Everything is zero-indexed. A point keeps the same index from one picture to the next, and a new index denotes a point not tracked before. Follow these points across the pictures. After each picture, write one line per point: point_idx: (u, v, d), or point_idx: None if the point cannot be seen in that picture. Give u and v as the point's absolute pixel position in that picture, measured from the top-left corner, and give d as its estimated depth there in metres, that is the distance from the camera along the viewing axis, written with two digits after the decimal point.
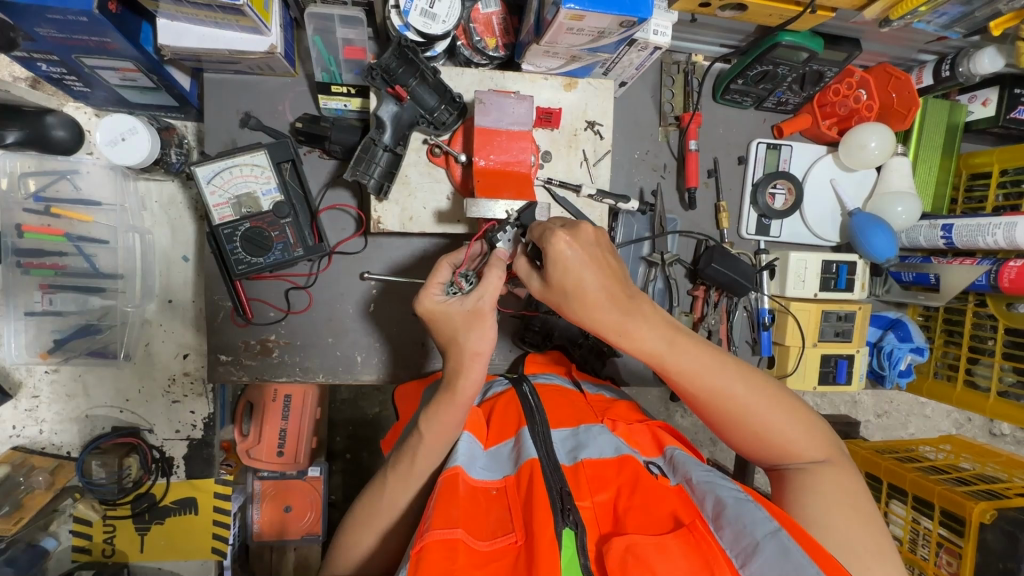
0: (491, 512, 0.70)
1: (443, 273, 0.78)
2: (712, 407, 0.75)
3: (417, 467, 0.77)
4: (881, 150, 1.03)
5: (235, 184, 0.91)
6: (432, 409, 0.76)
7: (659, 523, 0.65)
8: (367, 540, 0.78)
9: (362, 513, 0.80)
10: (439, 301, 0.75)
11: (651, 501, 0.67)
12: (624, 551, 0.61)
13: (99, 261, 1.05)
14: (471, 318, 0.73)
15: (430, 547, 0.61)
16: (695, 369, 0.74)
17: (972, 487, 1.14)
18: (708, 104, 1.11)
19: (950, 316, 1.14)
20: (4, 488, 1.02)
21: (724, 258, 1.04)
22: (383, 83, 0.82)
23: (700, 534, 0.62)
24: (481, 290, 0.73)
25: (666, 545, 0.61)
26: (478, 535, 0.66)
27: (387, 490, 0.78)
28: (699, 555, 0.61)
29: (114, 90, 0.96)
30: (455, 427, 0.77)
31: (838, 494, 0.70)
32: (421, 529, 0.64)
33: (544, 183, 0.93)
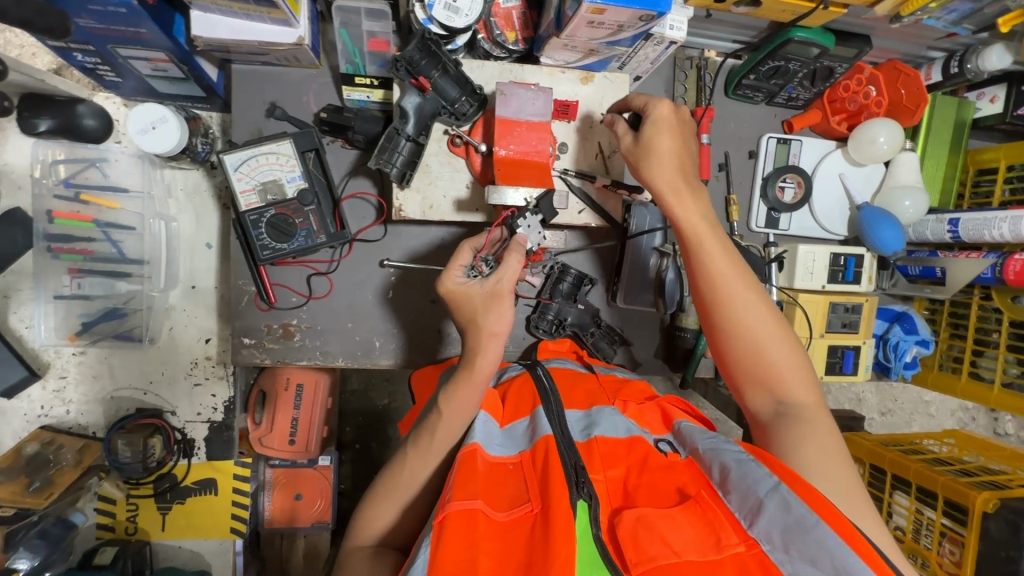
0: (507, 484, 0.72)
1: (465, 256, 0.81)
2: (741, 346, 0.77)
3: (436, 443, 0.79)
4: (890, 146, 1.06)
5: (262, 171, 0.94)
6: (451, 387, 0.78)
7: (667, 497, 0.69)
8: (386, 515, 0.79)
9: (383, 487, 0.80)
10: (460, 283, 0.79)
11: (659, 478, 0.71)
12: (635, 521, 0.64)
13: (126, 247, 1.08)
14: (490, 300, 0.76)
15: (452, 518, 0.65)
16: (738, 303, 0.77)
17: (975, 478, 1.16)
18: (720, 99, 1.13)
19: (955, 309, 1.16)
20: (35, 464, 1.06)
21: (734, 250, 1.07)
22: (406, 74, 0.85)
23: (706, 505, 0.66)
24: (500, 274, 0.76)
25: (675, 515, 0.65)
26: (496, 506, 0.69)
27: (406, 466, 0.79)
28: (705, 523, 0.64)
29: (144, 81, 0.99)
30: (473, 406, 0.79)
31: (834, 456, 0.72)
32: (442, 501, 0.67)
33: (561, 173, 0.96)
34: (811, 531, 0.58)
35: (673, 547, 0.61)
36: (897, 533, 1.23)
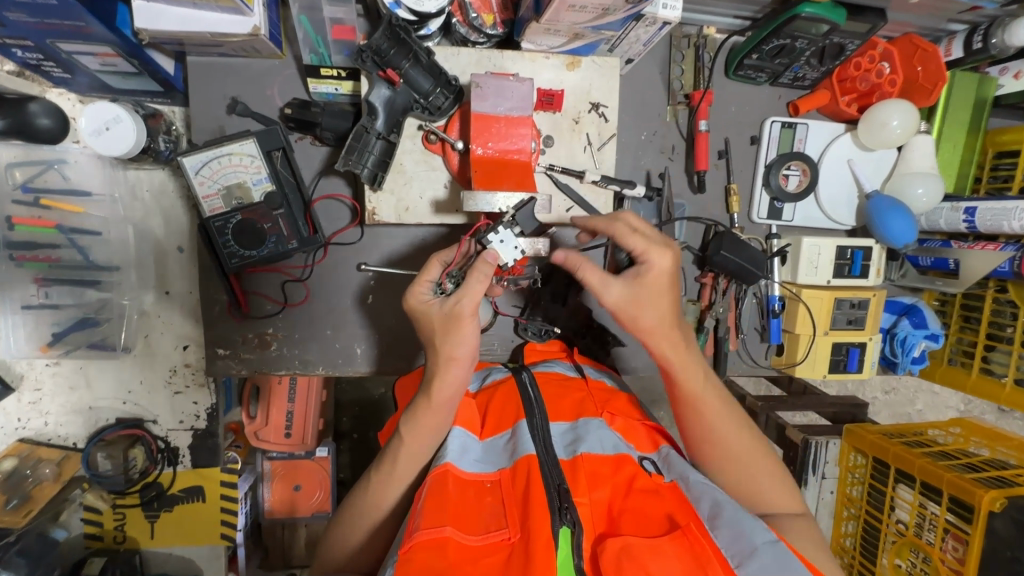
0: (482, 506, 0.68)
1: (432, 270, 0.77)
2: (707, 428, 0.76)
3: (399, 468, 0.77)
4: (904, 129, 0.97)
5: (225, 173, 0.88)
6: (414, 410, 0.76)
7: (654, 524, 0.65)
8: (352, 536, 0.78)
9: (348, 510, 0.80)
10: (425, 300, 0.75)
11: (645, 504, 0.67)
12: (619, 552, 0.60)
13: (93, 253, 1.03)
14: (447, 321, 0.71)
15: (419, 548, 0.61)
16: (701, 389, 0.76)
17: (982, 474, 1.04)
18: (719, 81, 1.05)
19: (967, 302, 1.10)
20: (13, 482, 1.06)
21: (734, 245, 0.99)
22: (373, 66, 0.78)
23: (695, 536, 0.62)
24: (460, 294, 0.70)
25: (662, 546, 0.61)
26: (469, 530, 0.65)
27: (370, 490, 0.78)
28: (692, 555, 0.61)
29: (96, 76, 0.91)
30: (438, 427, 0.76)
31: (814, 535, 0.72)
32: (410, 529, 0.64)
33: (546, 170, 0.89)
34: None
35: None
36: (897, 527, 1.09)
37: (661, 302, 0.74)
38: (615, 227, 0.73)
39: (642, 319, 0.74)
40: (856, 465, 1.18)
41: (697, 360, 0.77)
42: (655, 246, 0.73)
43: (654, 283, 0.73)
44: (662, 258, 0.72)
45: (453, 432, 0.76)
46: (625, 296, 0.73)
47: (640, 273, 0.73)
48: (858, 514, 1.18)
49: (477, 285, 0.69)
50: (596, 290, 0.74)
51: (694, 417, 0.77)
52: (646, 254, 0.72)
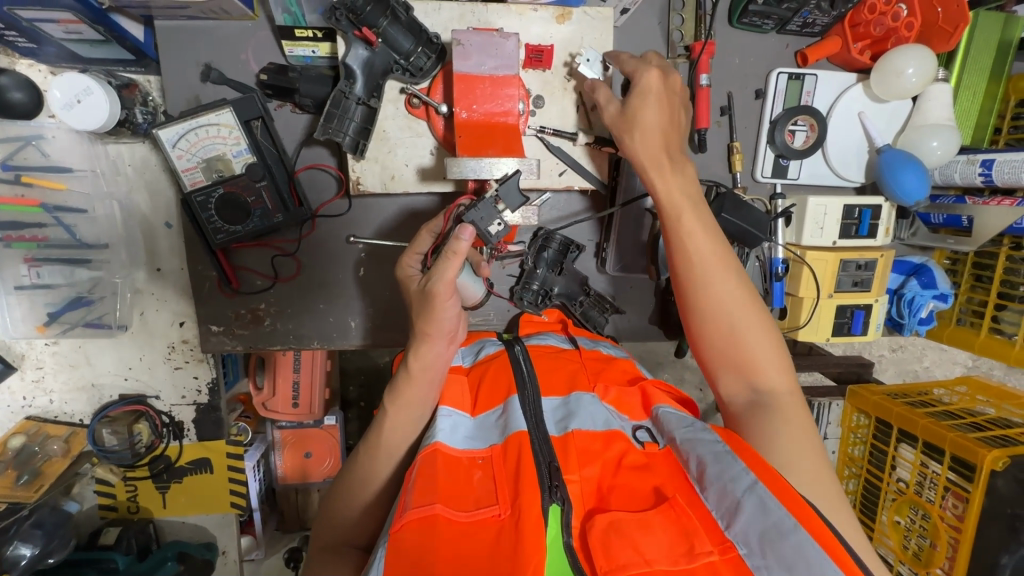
0: (471, 482, 0.69)
1: (421, 244, 0.76)
2: (725, 340, 0.74)
3: (383, 440, 0.79)
4: (920, 78, 0.91)
5: (204, 145, 0.85)
6: (396, 387, 0.78)
7: (645, 499, 0.65)
8: (343, 516, 0.80)
9: (340, 489, 0.81)
10: (410, 275, 0.77)
11: (635, 479, 0.68)
12: (606, 527, 0.61)
13: (81, 231, 1.01)
14: (423, 298, 0.72)
15: (409, 525, 0.62)
16: (727, 297, 0.75)
17: (986, 433, 1.02)
18: (723, 30, 0.98)
19: (980, 260, 1.05)
20: (22, 458, 1.08)
21: (736, 208, 0.96)
22: (349, 24, 0.73)
23: (682, 508, 0.62)
24: (432, 274, 0.69)
25: (650, 520, 0.61)
26: (459, 507, 0.66)
27: (360, 466, 0.80)
28: (679, 527, 0.61)
29: (63, 45, 0.87)
30: (422, 401, 0.78)
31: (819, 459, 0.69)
32: (402, 508, 0.65)
33: (536, 132, 0.85)
34: (787, 537, 0.55)
35: (644, 556, 0.58)
36: (896, 486, 1.09)
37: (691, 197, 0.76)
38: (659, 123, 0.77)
39: (672, 210, 0.75)
40: (858, 425, 1.18)
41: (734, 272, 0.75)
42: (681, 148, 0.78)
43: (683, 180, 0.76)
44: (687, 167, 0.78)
45: (441, 410, 0.77)
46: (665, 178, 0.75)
47: (681, 166, 0.76)
48: (858, 472, 1.19)
49: (448, 266, 0.68)
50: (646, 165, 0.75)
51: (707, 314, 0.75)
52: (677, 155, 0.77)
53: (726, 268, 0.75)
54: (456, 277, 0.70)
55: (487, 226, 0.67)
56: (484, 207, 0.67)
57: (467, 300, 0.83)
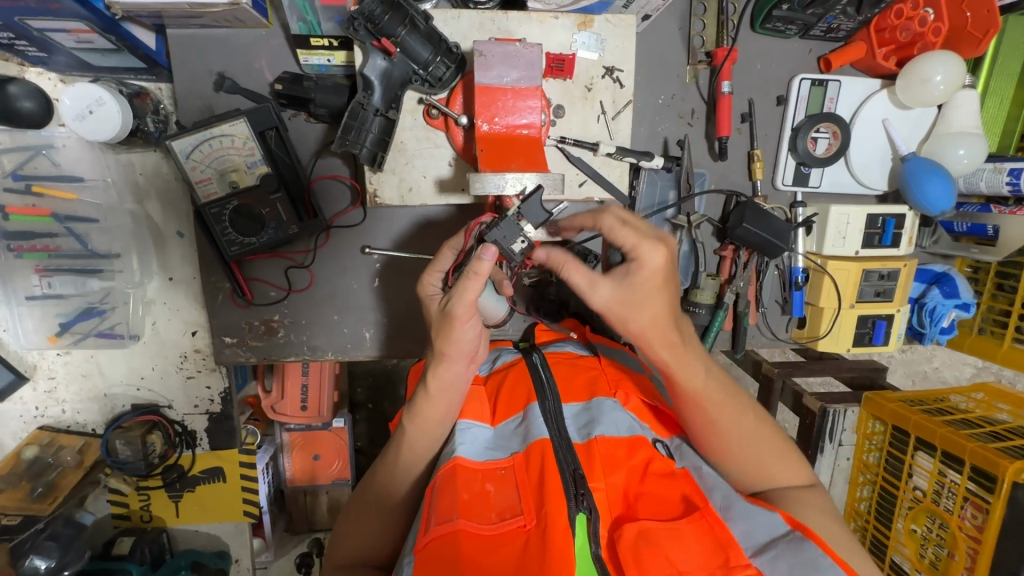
0: (493, 492, 0.68)
1: (442, 262, 0.74)
2: (725, 417, 0.73)
3: (402, 461, 0.78)
4: (947, 87, 0.89)
5: (218, 156, 0.83)
6: (414, 406, 0.76)
7: (672, 507, 0.66)
8: (361, 535, 0.79)
9: (357, 505, 0.81)
10: (431, 294, 0.75)
11: (663, 486, 0.68)
12: (637, 536, 0.62)
13: (93, 241, 1.00)
14: (442, 320, 0.70)
15: (435, 541, 0.62)
16: (709, 399, 0.72)
17: (1007, 442, 1.01)
18: (745, 36, 0.96)
19: (1003, 269, 1.03)
20: (36, 469, 1.07)
21: (757, 217, 0.94)
22: (367, 35, 0.71)
23: (713, 519, 0.64)
24: (451, 296, 0.67)
25: (681, 531, 0.63)
26: (482, 518, 0.65)
27: (377, 483, 0.79)
28: (711, 537, 0.62)
29: (74, 54, 0.85)
30: (441, 423, 0.77)
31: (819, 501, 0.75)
32: (424, 526, 0.65)
33: (557, 142, 0.83)
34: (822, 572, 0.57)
35: (677, 568, 0.60)
36: (913, 494, 1.08)
37: (653, 302, 0.65)
38: (603, 220, 0.65)
39: (637, 328, 0.66)
40: (873, 431, 1.16)
41: (703, 364, 0.72)
42: (647, 238, 0.64)
43: (644, 285, 0.64)
44: (653, 256, 0.64)
45: (460, 423, 0.75)
46: (616, 298, 0.65)
47: (630, 271, 0.64)
48: (873, 479, 1.17)
49: (468, 287, 0.66)
50: (583, 292, 0.66)
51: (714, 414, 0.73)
52: (637, 250, 0.64)
53: (697, 372, 0.71)
54: (476, 298, 0.68)
55: (510, 244, 0.65)
56: (507, 226, 0.65)
57: (489, 317, 0.90)
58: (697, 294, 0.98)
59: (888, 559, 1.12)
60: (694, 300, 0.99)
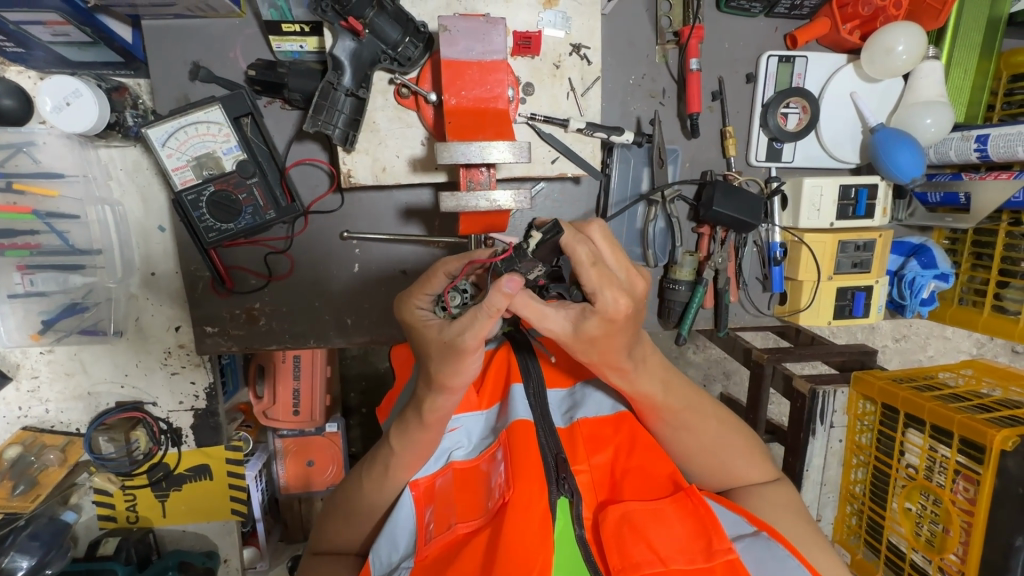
0: (483, 482, 0.69)
1: (434, 286, 0.65)
2: (686, 423, 0.73)
3: (391, 475, 0.73)
4: (910, 56, 0.91)
5: (193, 144, 0.85)
6: (404, 425, 0.70)
7: (657, 486, 0.66)
8: (351, 531, 0.78)
9: (343, 507, 0.78)
10: (421, 319, 0.64)
11: (648, 463, 0.68)
12: (620, 520, 0.62)
13: (73, 237, 0.99)
14: (445, 350, 0.60)
15: (434, 553, 0.66)
16: (671, 408, 0.72)
17: (994, 414, 0.97)
18: (711, 16, 0.98)
19: (979, 238, 1.04)
20: (18, 467, 1.06)
21: (728, 194, 0.95)
22: (335, 16, 0.73)
23: (698, 499, 0.63)
24: (463, 325, 0.58)
25: (664, 512, 0.63)
26: (473, 514, 0.67)
27: (364, 491, 0.75)
28: (695, 519, 0.62)
29: (52, 49, 0.86)
30: (432, 445, 0.72)
31: (790, 500, 0.76)
32: (423, 538, 0.68)
33: (527, 120, 0.85)
34: (788, 568, 0.60)
35: (659, 553, 0.60)
36: (906, 472, 1.03)
37: (610, 336, 0.61)
38: (575, 251, 0.57)
39: (590, 355, 0.64)
40: (864, 412, 1.10)
41: (659, 379, 0.70)
42: (610, 283, 0.58)
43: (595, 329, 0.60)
44: (612, 305, 0.58)
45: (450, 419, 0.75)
46: (570, 335, 0.62)
47: (581, 314, 0.60)
48: (867, 460, 1.11)
49: (483, 323, 0.58)
50: (533, 322, 0.62)
51: (671, 421, 0.73)
52: (595, 293, 0.58)
53: (655, 384, 0.70)
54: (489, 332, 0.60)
55: (527, 274, 0.60)
56: (525, 265, 0.59)
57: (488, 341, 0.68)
58: (676, 270, 0.99)
59: (883, 540, 1.07)
60: (674, 277, 1.00)
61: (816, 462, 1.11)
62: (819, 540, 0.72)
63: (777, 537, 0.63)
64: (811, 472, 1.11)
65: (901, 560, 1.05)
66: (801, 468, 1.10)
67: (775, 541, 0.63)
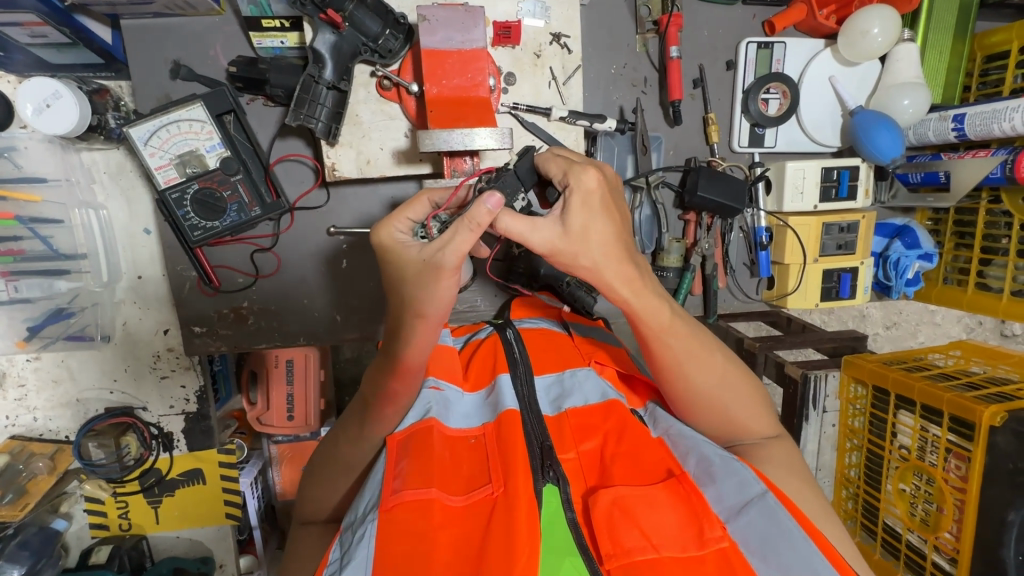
0: (469, 466, 0.67)
1: (414, 212, 0.65)
2: (693, 361, 0.70)
3: (369, 429, 0.75)
4: (885, 38, 0.92)
5: (177, 142, 0.85)
6: (381, 373, 0.73)
7: (648, 472, 0.65)
8: (326, 498, 0.78)
9: (324, 467, 0.80)
10: (399, 242, 0.63)
11: (638, 449, 0.67)
12: (611, 505, 0.61)
13: (57, 242, 0.98)
14: (423, 268, 0.60)
15: (403, 508, 0.61)
16: (674, 340, 0.69)
17: (982, 391, 0.98)
18: (689, 5, 1.00)
19: (961, 218, 1.05)
20: (6, 477, 1.05)
21: (712, 179, 0.96)
22: (314, 9, 0.72)
23: (690, 486, 0.63)
24: (443, 240, 0.59)
25: (655, 497, 0.62)
26: (455, 490, 0.64)
27: (341, 446, 0.77)
28: (687, 506, 0.62)
29: (30, 52, 0.86)
30: (410, 394, 0.73)
31: (793, 458, 0.74)
32: (390, 488, 0.63)
33: (510, 109, 0.85)
34: (794, 546, 0.57)
35: (651, 540, 0.59)
36: (899, 453, 1.03)
37: (597, 227, 0.61)
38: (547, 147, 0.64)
39: (589, 265, 0.62)
40: (857, 396, 1.10)
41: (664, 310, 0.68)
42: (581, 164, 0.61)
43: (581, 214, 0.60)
44: (585, 178, 0.60)
45: (433, 378, 0.76)
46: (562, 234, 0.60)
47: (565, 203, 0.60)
48: (861, 444, 1.11)
49: (465, 238, 0.57)
50: (521, 236, 0.60)
51: (677, 360, 0.70)
52: (568, 172, 0.60)
53: (661, 312, 0.67)
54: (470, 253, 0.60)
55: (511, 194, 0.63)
56: (510, 181, 0.63)
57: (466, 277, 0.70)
58: (663, 257, 0.99)
59: (880, 522, 1.08)
60: (661, 264, 1.00)
61: (810, 448, 1.12)
62: (825, 506, 0.70)
63: (781, 501, 0.60)
64: (806, 456, 1.12)
65: (897, 541, 1.05)
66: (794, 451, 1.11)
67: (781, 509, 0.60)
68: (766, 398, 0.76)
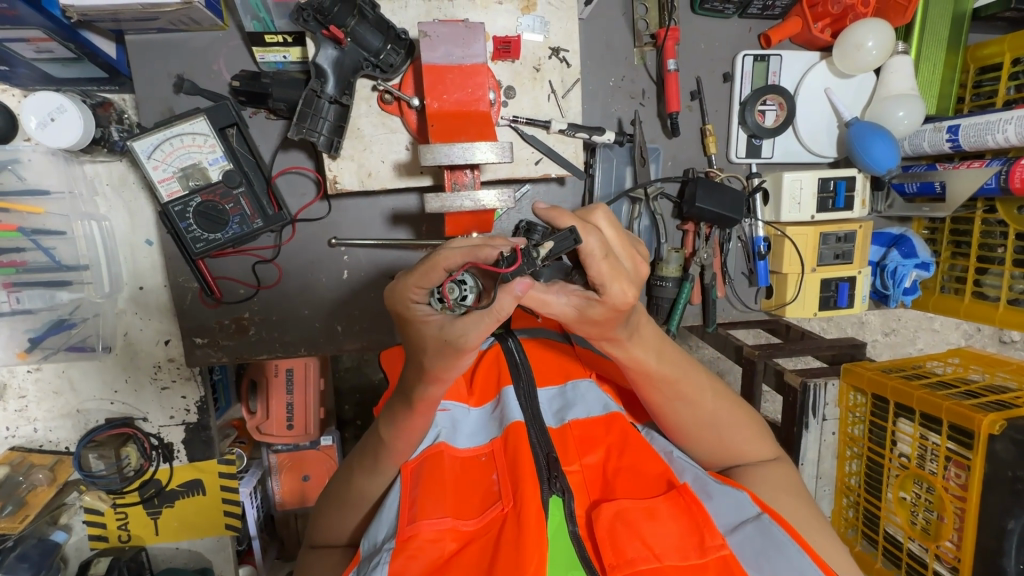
0: (479, 485, 0.68)
1: (431, 279, 0.55)
2: (685, 399, 0.70)
3: (383, 464, 0.73)
4: (880, 51, 0.94)
5: (180, 155, 0.86)
6: (395, 410, 0.70)
7: (650, 484, 0.66)
8: (343, 524, 0.78)
9: (336, 497, 0.78)
10: (416, 314, 0.57)
11: (641, 462, 0.67)
12: (613, 517, 0.62)
13: (60, 253, 0.98)
14: (444, 351, 0.58)
15: (417, 535, 0.61)
16: (666, 376, 0.68)
17: (981, 399, 0.98)
18: (686, 18, 1.01)
19: (957, 227, 1.06)
20: (6, 488, 1.05)
21: (710, 191, 0.97)
22: (317, 25, 0.74)
23: (691, 497, 0.63)
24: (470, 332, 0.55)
25: (657, 508, 0.62)
26: (467, 514, 0.65)
27: (354, 482, 0.76)
28: (689, 517, 0.62)
29: (36, 67, 0.87)
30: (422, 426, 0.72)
31: (788, 480, 0.74)
32: (405, 517, 0.64)
33: (509, 122, 0.87)
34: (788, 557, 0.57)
35: (654, 550, 0.60)
36: (899, 461, 1.02)
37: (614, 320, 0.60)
38: (588, 243, 0.55)
39: (585, 325, 0.61)
40: (856, 404, 1.09)
41: (656, 349, 0.67)
42: (620, 276, 0.56)
43: (600, 313, 0.59)
44: (623, 293, 0.57)
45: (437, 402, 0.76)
46: (572, 317, 0.61)
47: (588, 301, 0.58)
48: (860, 452, 1.10)
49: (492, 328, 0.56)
50: (537, 309, 0.60)
51: (670, 395, 0.70)
52: (604, 286, 0.57)
53: (649, 351, 0.67)
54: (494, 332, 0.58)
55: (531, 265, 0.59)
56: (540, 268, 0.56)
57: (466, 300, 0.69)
58: (663, 267, 1.00)
59: (881, 530, 1.07)
60: (660, 274, 1.01)
61: (810, 456, 1.11)
62: (820, 525, 0.71)
63: (778, 520, 0.60)
64: (806, 465, 1.11)
65: (898, 550, 1.04)
66: (795, 459, 1.11)
67: (777, 525, 0.60)
68: (759, 421, 0.77)
